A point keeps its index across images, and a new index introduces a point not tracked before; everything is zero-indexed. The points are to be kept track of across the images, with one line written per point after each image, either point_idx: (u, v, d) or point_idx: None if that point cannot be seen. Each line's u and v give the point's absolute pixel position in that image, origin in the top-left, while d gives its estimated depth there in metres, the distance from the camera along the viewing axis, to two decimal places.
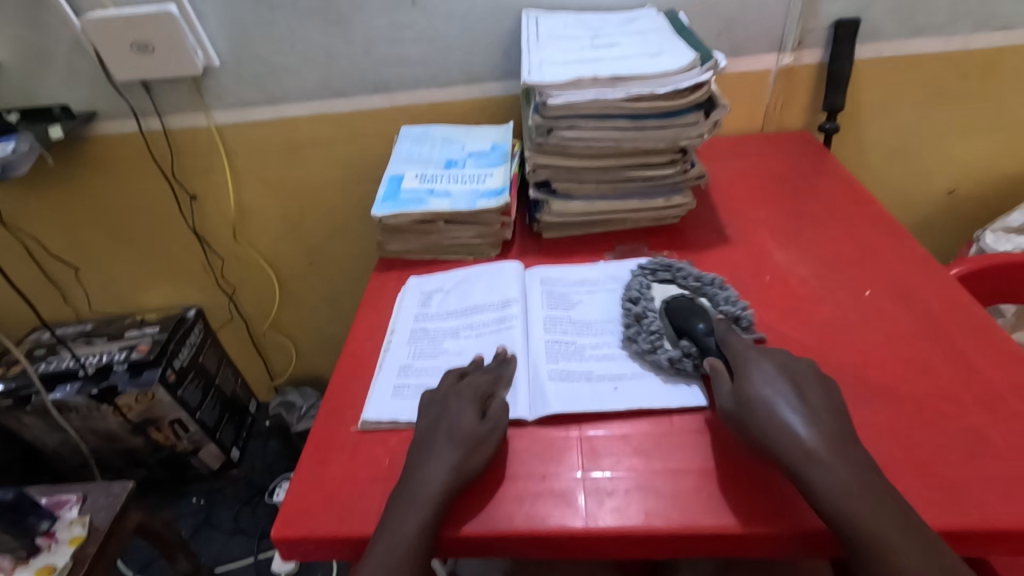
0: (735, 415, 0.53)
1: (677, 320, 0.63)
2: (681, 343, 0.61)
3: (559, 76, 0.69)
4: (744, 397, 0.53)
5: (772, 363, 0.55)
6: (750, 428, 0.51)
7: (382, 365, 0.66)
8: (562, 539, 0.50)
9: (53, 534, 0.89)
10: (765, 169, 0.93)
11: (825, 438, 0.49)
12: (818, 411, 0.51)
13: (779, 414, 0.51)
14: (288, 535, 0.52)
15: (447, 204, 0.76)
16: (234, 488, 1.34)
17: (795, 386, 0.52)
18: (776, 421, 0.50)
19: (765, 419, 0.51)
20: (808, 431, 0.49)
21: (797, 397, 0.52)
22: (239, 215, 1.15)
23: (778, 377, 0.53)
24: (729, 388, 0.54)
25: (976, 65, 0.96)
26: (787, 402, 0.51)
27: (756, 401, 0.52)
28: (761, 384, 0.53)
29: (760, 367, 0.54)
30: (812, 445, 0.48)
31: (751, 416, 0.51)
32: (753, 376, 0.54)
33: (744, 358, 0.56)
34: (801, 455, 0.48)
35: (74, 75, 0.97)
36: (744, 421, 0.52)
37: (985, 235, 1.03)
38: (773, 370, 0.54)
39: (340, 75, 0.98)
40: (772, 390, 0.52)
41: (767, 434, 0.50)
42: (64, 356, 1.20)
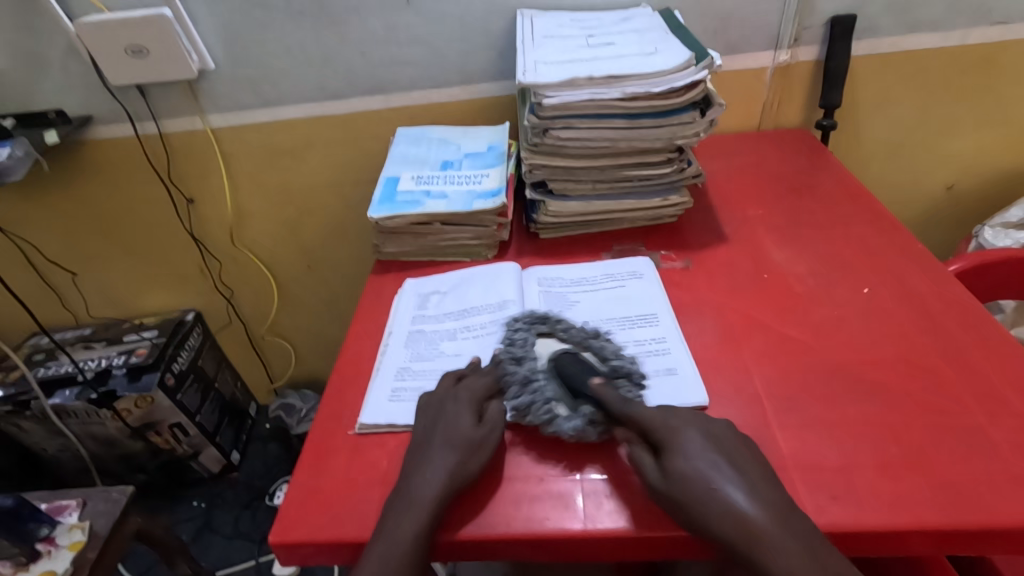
0: (666, 496, 0.48)
1: (569, 383, 0.58)
2: (579, 410, 0.55)
3: (554, 76, 0.69)
4: (672, 480, 0.48)
5: (693, 430, 0.51)
6: (685, 515, 0.47)
7: (380, 367, 0.66)
8: (560, 542, 0.50)
9: (52, 539, 0.89)
10: (762, 167, 0.92)
11: (768, 510, 0.46)
12: (750, 476, 0.48)
13: (718, 492, 0.47)
14: (286, 539, 0.51)
15: (444, 206, 0.75)
16: (234, 491, 1.34)
17: (721, 453, 0.49)
18: (715, 504, 0.46)
19: (697, 503, 0.47)
20: (754, 507, 0.46)
21: (728, 464, 0.48)
22: (236, 218, 1.15)
23: (701, 451, 0.49)
24: (654, 469, 0.50)
25: (973, 61, 0.96)
26: (715, 474, 0.47)
27: (687, 483, 0.47)
28: (686, 459, 0.49)
29: (681, 442, 0.50)
30: (762, 523, 0.45)
31: (684, 501, 0.47)
32: (678, 449, 0.49)
33: (664, 434, 0.51)
34: (746, 535, 0.45)
35: (68, 80, 0.96)
36: (677, 504, 0.47)
37: (983, 230, 1.02)
38: (698, 442, 0.50)
39: (336, 78, 0.98)
40: (697, 464, 0.48)
41: (704, 518, 0.46)
42: (63, 361, 1.20)
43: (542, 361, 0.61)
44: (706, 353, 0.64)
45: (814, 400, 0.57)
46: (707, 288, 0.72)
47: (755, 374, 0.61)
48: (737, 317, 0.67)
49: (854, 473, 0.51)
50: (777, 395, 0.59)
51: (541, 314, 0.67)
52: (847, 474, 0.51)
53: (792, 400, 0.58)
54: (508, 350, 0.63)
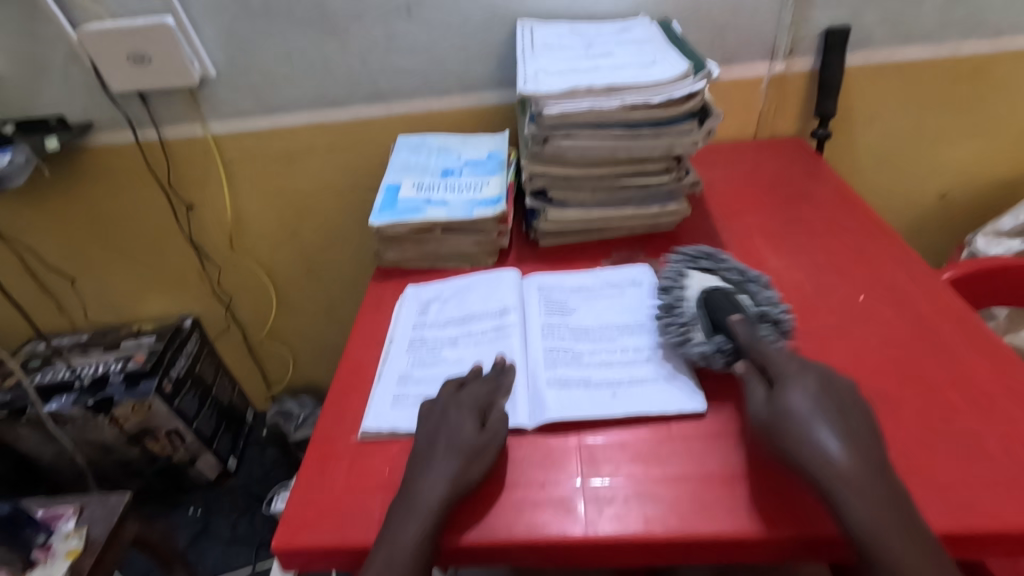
0: (767, 424, 0.51)
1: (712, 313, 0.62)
2: (715, 339, 0.60)
3: (554, 86, 0.70)
4: (779, 411, 0.51)
5: (810, 380, 0.52)
6: (782, 444, 0.50)
7: (381, 374, 0.66)
8: (562, 547, 0.50)
9: (48, 547, 0.88)
10: (759, 175, 0.94)
11: (855, 461, 0.47)
12: (855, 431, 0.49)
13: (813, 435, 0.49)
14: (288, 545, 0.52)
15: (445, 213, 0.76)
16: (231, 497, 1.33)
17: (831, 405, 0.50)
18: (809, 442, 0.48)
19: (798, 435, 0.49)
20: (844, 455, 0.47)
21: (833, 415, 0.50)
22: (236, 224, 1.15)
23: (813, 396, 0.51)
24: (762, 400, 0.53)
25: (965, 72, 0.97)
26: (819, 427, 0.49)
27: (788, 417, 0.50)
28: (799, 396, 0.51)
29: (798, 383, 0.52)
30: (843, 464, 0.47)
31: (783, 431, 0.50)
32: (791, 391, 0.52)
33: (784, 373, 0.53)
34: (829, 475, 0.46)
35: (70, 87, 0.97)
36: (777, 431, 0.50)
37: (976, 239, 1.04)
38: (811, 387, 0.52)
39: (337, 86, 0.98)
40: (807, 407, 0.50)
41: (796, 452, 0.49)
42: (59, 367, 1.20)
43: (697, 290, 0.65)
44: None
45: None
46: None
47: None
48: None
49: None
50: None
51: (711, 253, 0.70)
52: None
53: None
54: (666, 280, 0.68)
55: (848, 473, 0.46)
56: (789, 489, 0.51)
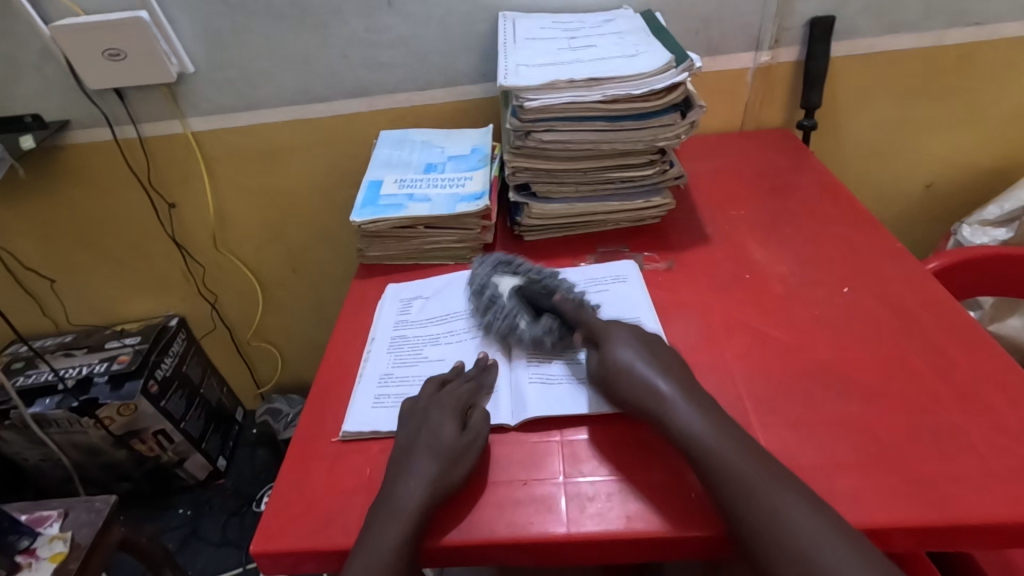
0: (603, 378, 0.57)
1: (533, 302, 0.66)
2: (539, 322, 0.64)
3: (535, 79, 0.69)
4: (606, 362, 0.57)
5: (628, 332, 0.60)
6: (619, 391, 0.56)
7: (363, 374, 0.65)
8: (543, 546, 0.50)
9: (33, 551, 0.87)
10: (744, 167, 0.93)
11: (681, 389, 0.54)
12: (669, 366, 0.57)
13: (637, 373, 0.55)
14: (268, 549, 0.51)
15: (426, 209, 0.75)
16: (221, 498, 1.32)
17: (647, 351, 0.58)
18: (637, 379, 0.55)
19: (630, 380, 0.55)
20: (664, 383, 0.55)
21: (650, 356, 0.57)
22: (218, 222, 1.13)
23: (632, 344, 0.58)
24: (596, 361, 0.59)
25: (949, 61, 0.97)
26: (647, 371, 0.55)
27: (617, 366, 0.56)
28: (622, 348, 0.58)
29: (618, 337, 0.59)
30: (667, 392, 0.54)
31: (614, 381, 0.56)
32: (613, 343, 0.58)
33: (607, 331, 0.60)
34: (658, 403, 0.54)
35: (44, 85, 0.95)
36: (609, 381, 0.57)
37: (962, 228, 1.04)
38: (627, 340, 0.59)
39: (318, 80, 0.97)
40: (627, 352, 0.57)
41: (627, 391, 0.55)
42: (42, 369, 1.18)
43: (508, 286, 0.69)
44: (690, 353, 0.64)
45: (793, 399, 0.58)
46: (690, 289, 0.72)
47: (736, 374, 0.61)
48: (720, 318, 0.68)
49: (834, 472, 0.52)
50: (759, 394, 0.59)
51: (512, 258, 0.74)
52: (827, 474, 0.52)
53: (773, 399, 0.58)
54: (478, 281, 0.71)
55: (676, 398, 0.53)
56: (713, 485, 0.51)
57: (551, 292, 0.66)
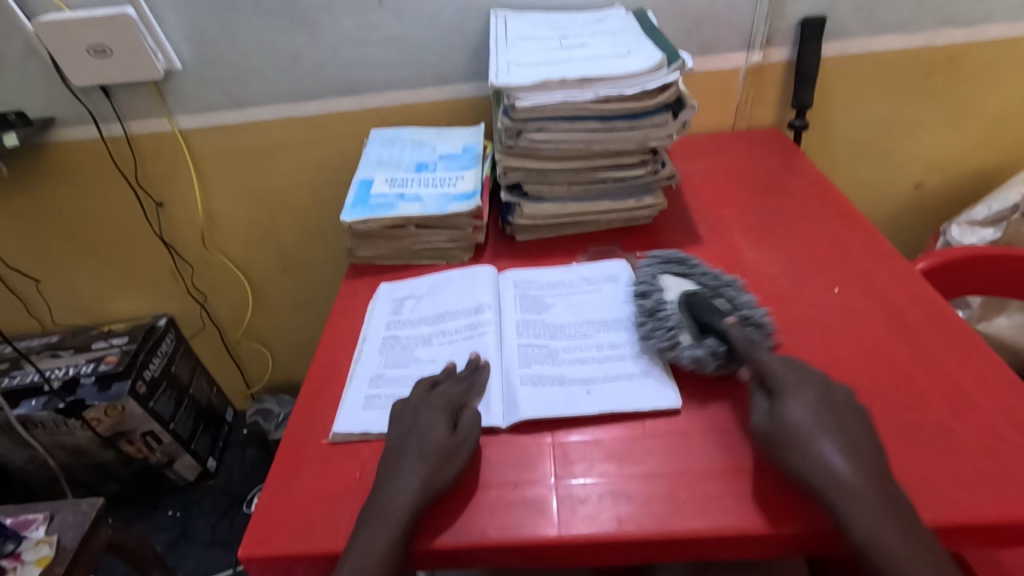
0: (767, 436, 0.51)
1: (699, 318, 0.62)
2: (704, 342, 0.59)
3: (527, 78, 0.69)
4: (781, 424, 0.51)
5: (811, 394, 0.52)
6: (779, 456, 0.50)
7: (353, 375, 0.65)
8: (534, 549, 0.49)
9: (18, 555, 0.85)
10: (737, 167, 0.93)
11: (858, 471, 0.47)
12: (857, 443, 0.49)
13: (815, 448, 0.48)
14: (255, 553, 0.50)
15: (417, 209, 0.75)
16: (211, 499, 1.31)
17: (832, 419, 0.50)
18: (811, 456, 0.48)
19: (797, 447, 0.49)
20: (845, 466, 0.47)
21: (835, 427, 0.49)
22: (208, 221, 1.12)
23: (814, 408, 0.51)
24: (763, 414, 0.52)
25: (939, 62, 0.98)
26: (824, 443, 0.48)
27: (788, 428, 0.50)
28: (799, 408, 0.51)
29: (798, 395, 0.52)
30: (849, 478, 0.46)
31: (783, 444, 0.50)
32: (793, 402, 0.51)
33: (783, 382, 0.53)
34: (829, 483, 0.47)
35: (28, 81, 0.93)
36: (779, 445, 0.50)
37: (950, 228, 1.04)
38: (811, 399, 0.51)
39: (308, 78, 0.96)
40: (808, 419, 0.50)
41: (796, 464, 0.48)
42: (28, 370, 1.16)
43: (675, 294, 0.66)
44: None
45: None
46: None
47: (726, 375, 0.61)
48: None
49: None
50: None
51: (680, 259, 0.71)
52: None
53: None
54: (642, 282, 0.69)
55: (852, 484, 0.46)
56: (701, 488, 0.51)
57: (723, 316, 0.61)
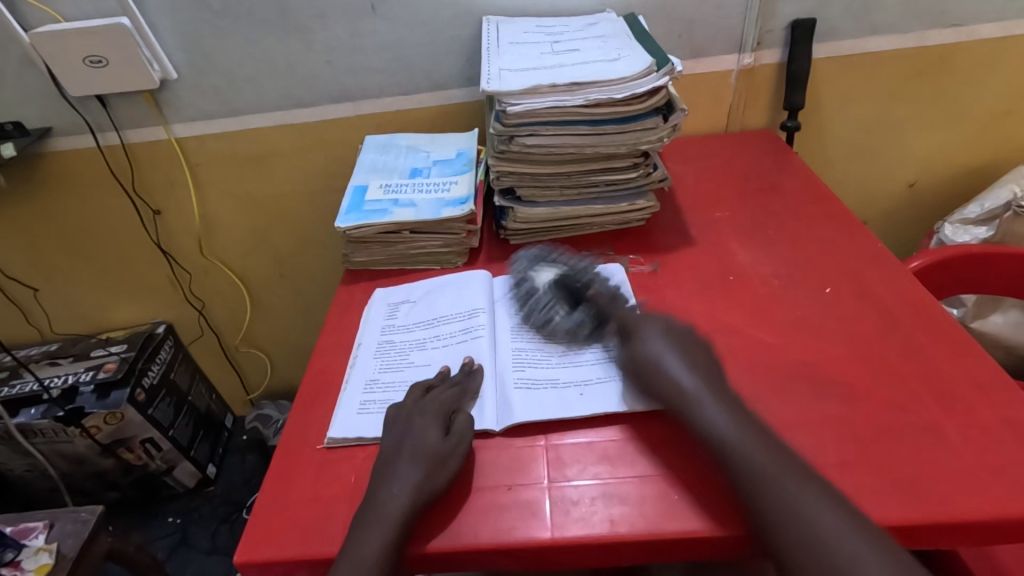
0: (634, 372, 0.59)
1: (569, 295, 0.69)
2: (574, 314, 0.67)
3: (517, 84, 0.70)
4: (638, 360, 0.59)
5: (661, 328, 0.61)
6: (642, 384, 0.58)
7: (348, 381, 0.65)
8: (528, 551, 0.50)
9: (18, 564, 0.86)
10: (729, 169, 0.94)
11: (699, 379, 0.56)
12: (695, 360, 0.58)
13: (663, 366, 0.57)
14: (252, 559, 0.51)
15: (411, 214, 0.75)
16: (210, 505, 1.31)
17: (680, 349, 0.58)
18: (662, 377, 0.56)
19: (654, 374, 0.57)
20: (689, 377, 0.56)
21: (680, 352, 0.58)
22: (205, 228, 1.13)
23: (662, 340, 0.59)
24: (625, 355, 0.61)
25: (929, 62, 0.98)
26: (672, 364, 0.57)
27: (644, 361, 0.58)
28: (651, 343, 0.59)
29: (650, 333, 0.60)
30: (692, 388, 0.55)
31: (642, 374, 0.58)
32: (643, 341, 0.60)
33: (638, 327, 0.62)
34: (681, 398, 0.55)
35: (25, 91, 0.94)
36: (637, 377, 0.58)
37: (943, 227, 1.04)
38: (660, 330, 0.60)
39: (303, 86, 0.97)
40: (658, 350, 0.58)
41: (651, 380, 0.57)
42: (27, 379, 1.17)
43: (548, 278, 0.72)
44: None
45: (777, 403, 0.58)
46: (675, 291, 0.73)
47: None
48: (704, 320, 0.68)
49: None
50: (744, 394, 0.60)
51: (548, 250, 0.76)
52: None
53: (756, 401, 0.59)
54: (519, 275, 0.74)
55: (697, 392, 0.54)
56: (692, 488, 0.52)
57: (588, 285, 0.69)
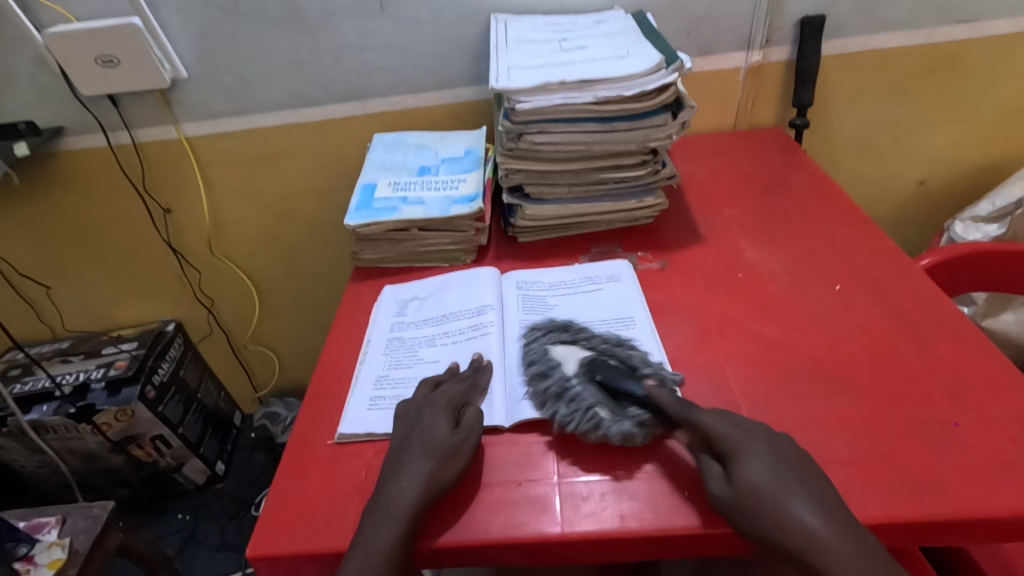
0: (734, 507, 0.47)
1: (610, 388, 0.57)
2: (628, 413, 0.55)
3: (526, 81, 0.70)
4: (741, 493, 0.47)
5: (760, 445, 0.50)
6: (751, 527, 0.46)
7: (358, 377, 0.65)
8: (538, 546, 0.50)
9: (31, 558, 0.87)
10: (737, 167, 0.93)
11: (834, 529, 0.45)
12: (820, 497, 0.47)
13: (786, 510, 0.46)
14: (264, 552, 0.51)
15: (420, 212, 0.75)
16: (220, 502, 1.32)
17: (792, 474, 0.48)
18: (788, 523, 0.45)
19: (770, 516, 0.46)
20: (818, 521, 0.45)
21: (801, 487, 0.47)
22: (214, 227, 1.14)
23: (770, 468, 0.48)
24: (720, 484, 0.49)
25: (941, 58, 0.97)
26: (787, 499, 0.46)
27: (754, 497, 0.47)
28: (758, 469, 0.48)
29: (750, 455, 0.49)
30: (826, 535, 0.45)
31: (750, 512, 0.46)
32: (747, 463, 0.48)
33: (730, 443, 0.50)
34: (809, 547, 0.44)
35: (37, 91, 0.95)
36: (742, 515, 0.47)
37: (954, 224, 1.04)
38: (765, 458, 0.49)
39: (312, 84, 0.97)
40: (768, 478, 0.47)
41: (769, 532, 0.46)
42: (39, 376, 1.18)
43: (572, 366, 0.61)
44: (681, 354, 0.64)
45: (786, 399, 0.58)
46: (684, 288, 0.73)
47: (729, 373, 0.61)
48: (713, 317, 0.68)
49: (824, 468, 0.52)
50: (754, 391, 0.59)
51: (567, 325, 0.66)
52: None
53: (765, 397, 0.59)
54: (532, 358, 0.62)
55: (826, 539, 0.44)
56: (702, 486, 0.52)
57: (634, 380, 0.57)
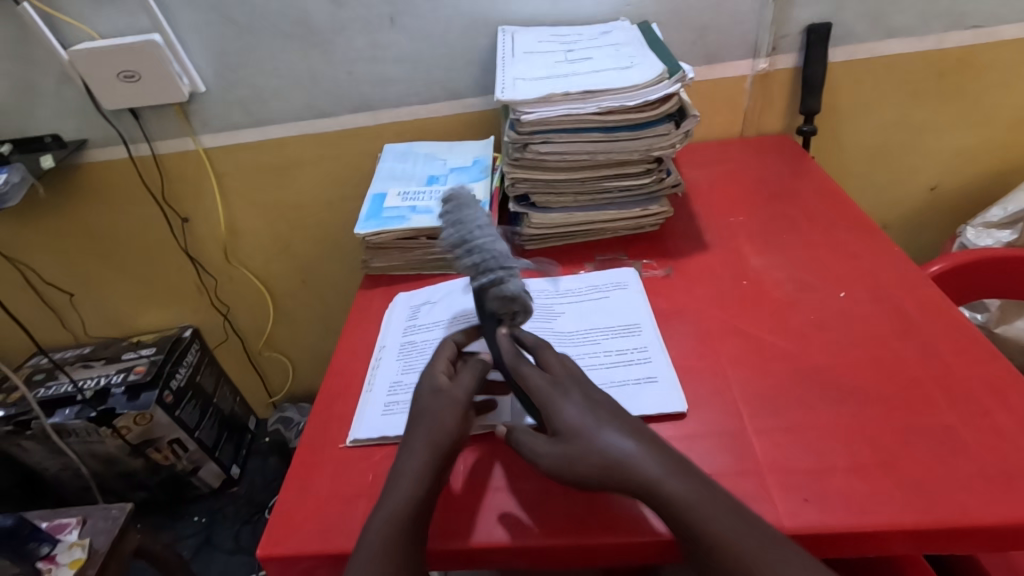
0: (558, 454, 0.51)
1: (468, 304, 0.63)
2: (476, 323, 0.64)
3: (531, 93, 0.71)
4: (562, 438, 0.52)
5: (577, 393, 0.54)
6: (571, 467, 0.50)
7: (372, 383, 0.67)
8: (540, 551, 0.51)
9: (53, 558, 0.90)
10: (743, 174, 0.94)
11: (654, 457, 0.50)
12: (629, 424, 0.53)
13: (601, 440, 0.51)
14: (275, 553, 0.53)
15: (429, 221, 0.77)
16: (234, 506, 1.34)
17: (603, 413, 0.53)
18: (602, 451, 0.50)
19: (588, 457, 0.50)
20: (631, 447, 0.50)
21: (614, 421, 0.52)
22: (229, 235, 1.16)
23: (583, 408, 0.53)
24: (546, 439, 0.53)
25: (950, 63, 0.97)
26: (602, 437, 0.51)
27: (574, 440, 0.51)
28: (570, 411, 0.53)
29: (564, 400, 0.54)
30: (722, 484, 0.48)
31: (573, 456, 0.50)
32: (557, 411, 0.53)
33: (546, 395, 0.54)
34: (639, 478, 0.48)
35: (62, 106, 0.99)
36: (567, 456, 0.51)
37: (966, 231, 1.03)
38: (581, 399, 0.54)
39: (324, 97, 1.00)
40: (580, 419, 0.52)
41: (590, 468, 0.50)
42: (62, 380, 1.22)
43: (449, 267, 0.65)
44: (684, 362, 0.65)
45: (790, 406, 0.59)
46: (688, 295, 0.73)
47: (732, 382, 0.62)
48: (717, 324, 0.69)
49: (826, 475, 0.52)
50: (755, 398, 0.60)
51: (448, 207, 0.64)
52: (820, 477, 0.52)
53: (768, 405, 0.59)
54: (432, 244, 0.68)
55: (643, 460, 0.49)
56: None
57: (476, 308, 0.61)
